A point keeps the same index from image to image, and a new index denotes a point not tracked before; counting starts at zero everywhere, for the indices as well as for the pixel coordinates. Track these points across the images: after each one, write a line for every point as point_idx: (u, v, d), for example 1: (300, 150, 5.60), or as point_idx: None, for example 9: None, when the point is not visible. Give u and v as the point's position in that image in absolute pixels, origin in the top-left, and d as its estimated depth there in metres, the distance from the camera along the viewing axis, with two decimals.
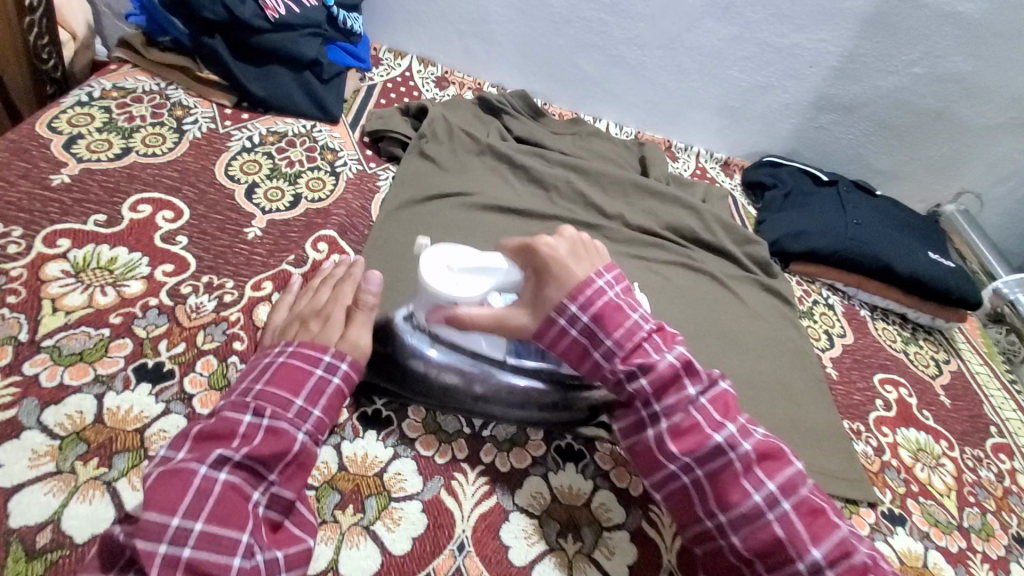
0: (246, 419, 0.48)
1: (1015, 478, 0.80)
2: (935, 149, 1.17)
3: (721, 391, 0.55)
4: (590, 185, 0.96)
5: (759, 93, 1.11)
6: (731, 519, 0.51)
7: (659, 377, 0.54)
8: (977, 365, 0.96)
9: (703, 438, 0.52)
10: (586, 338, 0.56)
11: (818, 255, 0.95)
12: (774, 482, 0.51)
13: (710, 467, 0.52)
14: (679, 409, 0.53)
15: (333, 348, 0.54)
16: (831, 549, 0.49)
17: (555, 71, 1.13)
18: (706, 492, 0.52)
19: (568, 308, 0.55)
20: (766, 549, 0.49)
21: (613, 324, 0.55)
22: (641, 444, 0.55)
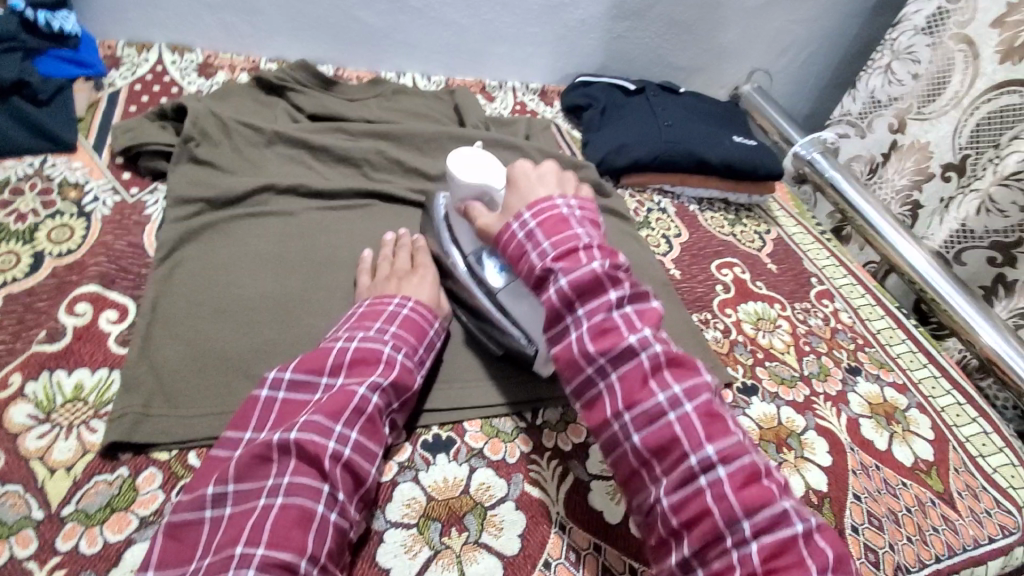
0: (361, 400, 0.53)
1: (837, 317, 0.91)
2: (722, 35, 1.23)
3: (649, 305, 0.54)
4: (405, 150, 0.88)
5: (553, 13, 1.08)
6: (637, 415, 0.50)
7: (580, 279, 0.53)
8: (792, 227, 1.06)
9: (618, 340, 0.51)
10: (526, 252, 0.56)
11: (641, 164, 0.98)
12: (678, 384, 0.51)
13: (623, 367, 0.51)
14: (599, 310, 0.53)
15: (422, 333, 0.61)
16: (723, 449, 0.48)
17: (337, 31, 1.01)
18: (617, 394, 0.51)
19: (521, 215, 0.57)
20: (660, 445, 0.49)
21: (553, 234, 0.56)
22: (565, 352, 0.53)
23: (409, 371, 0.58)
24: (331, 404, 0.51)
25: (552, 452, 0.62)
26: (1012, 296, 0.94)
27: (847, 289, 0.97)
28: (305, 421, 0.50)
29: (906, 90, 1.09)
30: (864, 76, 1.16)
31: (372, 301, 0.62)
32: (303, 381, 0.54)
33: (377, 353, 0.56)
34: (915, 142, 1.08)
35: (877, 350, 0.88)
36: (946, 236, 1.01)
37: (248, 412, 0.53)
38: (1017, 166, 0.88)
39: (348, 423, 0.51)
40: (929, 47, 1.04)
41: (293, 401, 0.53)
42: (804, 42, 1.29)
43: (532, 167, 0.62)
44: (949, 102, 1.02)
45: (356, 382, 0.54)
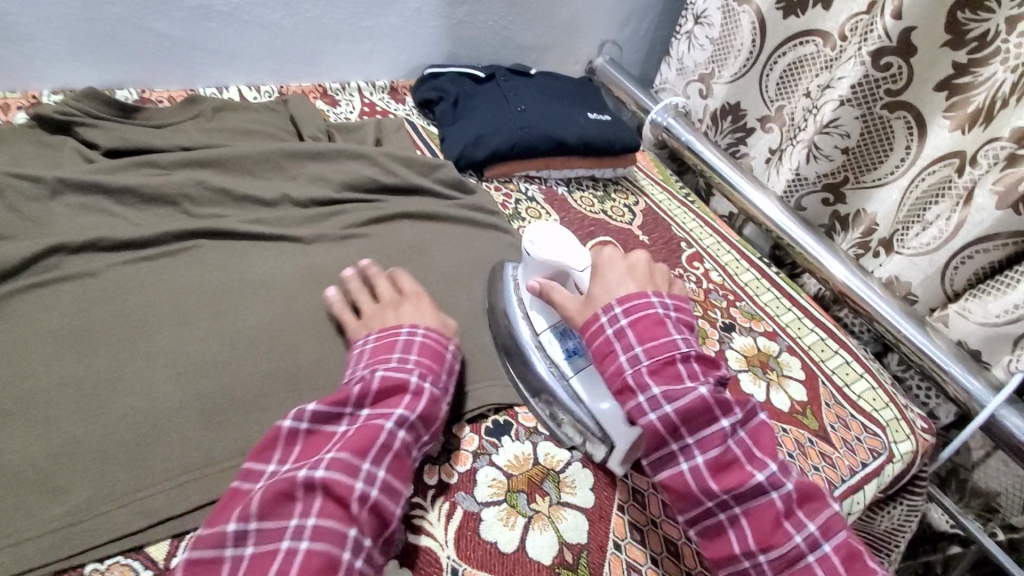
0: (387, 436, 0.50)
1: (708, 277, 0.94)
2: (566, 10, 1.21)
3: (693, 341, 0.60)
4: (232, 176, 0.78)
5: (384, 4, 1.01)
6: (710, 462, 0.54)
7: (666, 377, 0.56)
8: (658, 194, 1.08)
9: (701, 418, 0.55)
10: (614, 351, 0.58)
11: (500, 154, 0.94)
12: (735, 412, 0.56)
13: (702, 436, 0.55)
14: (681, 396, 0.55)
15: (443, 351, 0.59)
16: (783, 464, 0.55)
17: (132, 48, 0.87)
18: (703, 470, 0.54)
19: (611, 309, 0.59)
20: (740, 488, 0.53)
21: (640, 325, 0.58)
22: (630, 398, 0.56)
23: (434, 401, 0.55)
24: (355, 440, 0.48)
25: (438, 489, 0.57)
26: (848, 230, 1.02)
27: (714, 248, 1.00)
28: (330, 458, 0.47)
29: (709, 54, 1.14)
30: (675, 42, 1.21)
31: (384, 330, 0.58)
32: (326, 413, 0.51)
33: (399, 386, 0.53)
34: (726, 104, 1.15)
35: (747, 303, 0.92)
36: (784, 185, 1.07)
37: (271, 442, 0.49)
38: (834, 115, 0.93)
39: (375, 461, 0.48)
40: (719, 9, 1.09)
41: (320, 433, 0.51)
42: (646, 9, 1.31)
43: (639, 261, 0.65)
44: (747, 60, 1.08)
45: (381, 416, 0.51)
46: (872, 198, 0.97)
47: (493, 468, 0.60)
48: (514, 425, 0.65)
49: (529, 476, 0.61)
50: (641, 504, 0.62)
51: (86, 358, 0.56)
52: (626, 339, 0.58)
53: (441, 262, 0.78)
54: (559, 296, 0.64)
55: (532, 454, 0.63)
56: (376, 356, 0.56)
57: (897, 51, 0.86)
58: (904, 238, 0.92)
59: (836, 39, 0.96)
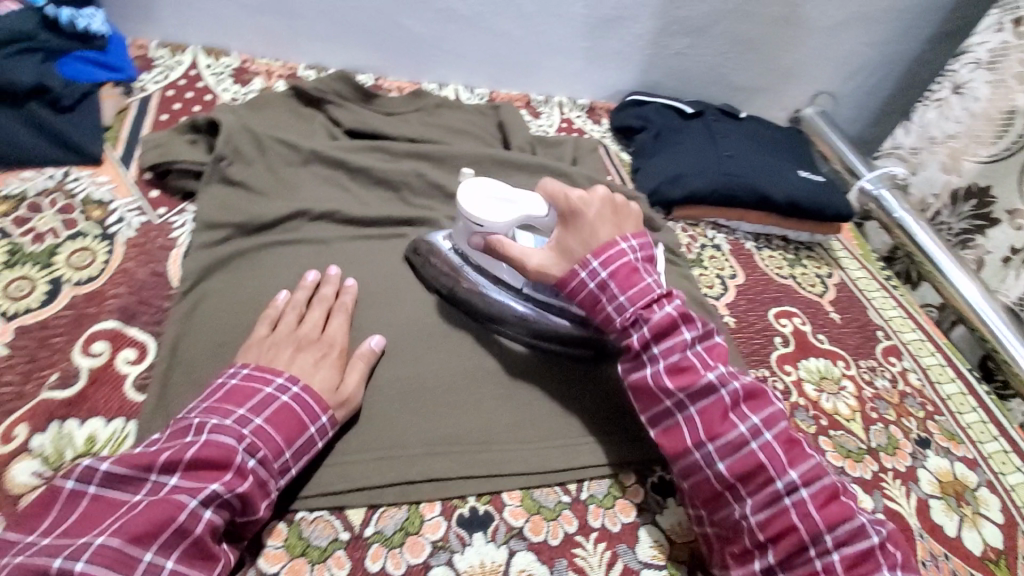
0: (189, 514, 0.42)
1: (905, 378, 0.83)
2: (789, 55, 1.14)
3: (715, 342, 0.55)
4: (444, 173, 0.82)
5: (609, 27, 1.01)
6: (691, 397, 0.52)
7: (658, 321, 0.53)
8: (856, 271, 0.98)
9: (696, 376, 0.52)
10: (600, 302, 0.55)
11: (697, 197, 0.90)
12: (757, 415, 0.52)
13: (703, 400, 0.52)
14: (675, 350, 0.53)
15: (324, 410, 0.52)
16: (807, 472, 0.49)
17: (380, 38, 0.96)
18: (697, 425, 0.52)
19: (590, 263, 0.55)
20: (746, 471, 0.50)
21: (627, 286, 0.55)
22: (642, 380, 0.54)
23: (263, 481, 0.47)
24: (141, 521, 0.40)
25: (600, 534, 0.55)
26: None
27: (915, 346, 0.89)
28: (100, 543, 0.39)
29: (963, 127, 1.02)
30: (920, 107, 1.09)
31: (251, 372, 0.51)
32: (121, 477, 0.43)
33: (227, 452, 0.45)
34: (973, 187, 1.01)
35: (947, 419, 0.80)
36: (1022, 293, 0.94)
37: (42, 507, 0.42)
38: None
39: (164, 548, 0.41)
40: (989, 83, 0.98)
41: (106, 500, 0.43)
42: (875, 66, 1.20)
43: (597, 199, 0.58)
44: (1014, 143, 0.95)
45: (191, 489, 0.43)
46: None
47: (655, 528, 0.56)
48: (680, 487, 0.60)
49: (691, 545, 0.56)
50: None
51: None
52: (607, 288, 0.55)
53: (419, 276, 0.68)
54: (513, 249, 0.60)
55: None
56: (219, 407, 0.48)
57: None
58: None
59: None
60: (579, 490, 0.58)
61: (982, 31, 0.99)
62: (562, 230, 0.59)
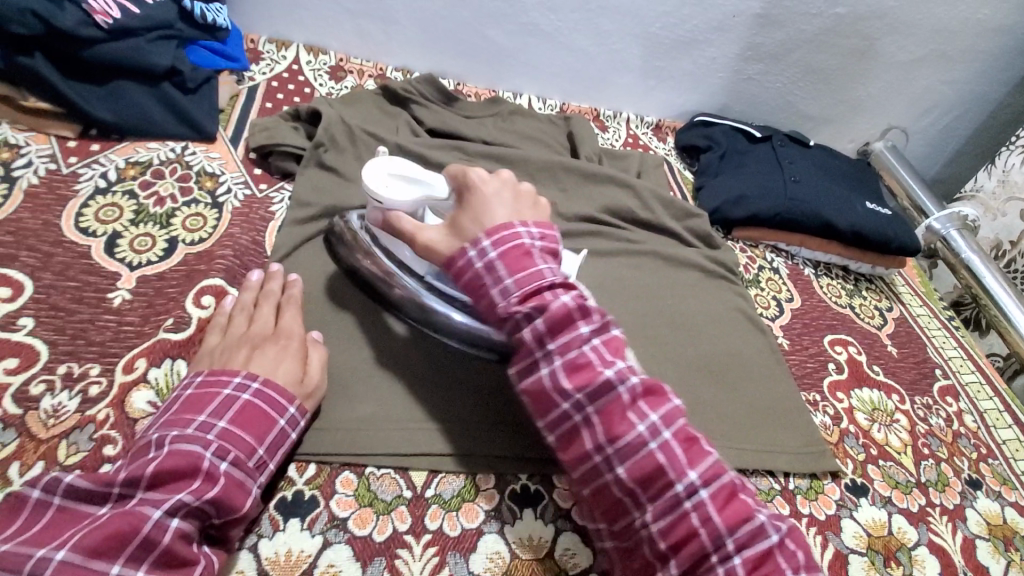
0: (153, 525, 0.41)
1: (961, 419, 0.81)
2: (862, 88, 1.14)
3: (614, 335, 0.52)
4: (515, 176, 0.87)
5: (683, 49, 1.04)
6: (590, 398, 0.48)
7: (553, 314, 0.50)
8: (917, 307, 0.97)
9: (595, 374, 0.48)
10: (485, 286, 0.52)
11: (758, 219, 0.91)
12: (655, 413, 0.48)
13: (602, 401, 0.48)
14: (572, 346, 0.50)
15: (292, 402, 0.51)
16: (705, 471, 0.47)
17: (463, 46, 1.02)
18: (597, 429, 0.48)
19: (479, 242, 0.53)
20: (646, 474, 0.47)
21: (516, 269, 0.52)
22: (535, 384, 0.50)
23: (237, 482, 0.45)
24: (102, 533, 0.39)
25: None
26: None
27: (974, 388, 0.87)
28: (61, 559, 0.38)
29: None
30: (1006, 151, 1.09)
31: (206, 378, 0.50)
32: (86, 491, 0.42)
33: (192, 459, 0.44)
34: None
35: (1002, 464, 0.78)
36: None
37: (9, 515, 0.41)
38: None
39: (133, 560, 0.40)
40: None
41: (74, 513, 0.42)
42: (951, 105, 1.18)
43: (496, 180, 0.59)
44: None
45: (156, 499, 0.42)
46: None
47: None
48: None
49: None
50: None
51: None
52: (494, 269, 0.52)
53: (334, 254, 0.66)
54: (408, 223, 0.59)
55: None
56: (180, 416, 0.47)
57: None
58: None
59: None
60: None
61: None
62: (461, 208, 0.58)
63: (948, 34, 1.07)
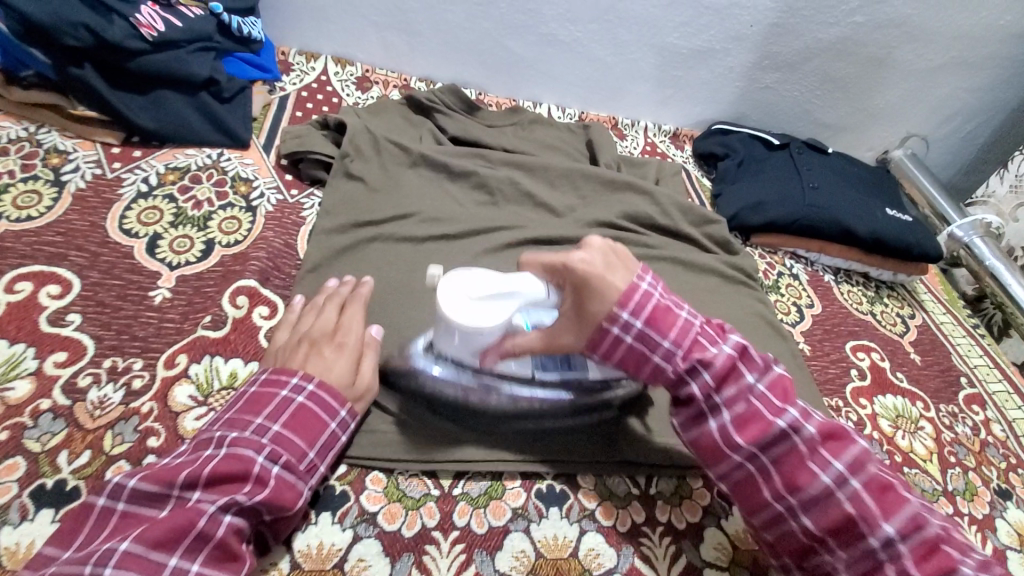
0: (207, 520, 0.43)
1: (988, 428, 0.80)
2: (881, 96, 1.14)
3: (735, 339, 0.55)
4: (536, 182, 0.89)
5: (701, 58, 1.06)
6: (762, 449, 0.50)
7: (718, 368, 0.51)
8: (940, 314, 0.96)
9: (764, 426, 0.50)
10: (646, 355, 0.52)
11: (777, 225, 0.92)
12: (794, 407, 0.50)
13: (777, 450, 0.49)
14: (738, 397, 0.51)
15: (344, 401, 0.54)
16: (851, 463, 0.48)
17: (485, 57, 1.05)
18: (775, 480, 0.49)
19: (620, 317, 0.51)
20: (835, 525, 0.47)
21: (667, 328, 0.52)
22: (705, 437, 0.52)
23: (288, 483, 0.48)
24: (163, 528, 0.42)
25: (667, 529, 0.58)
26: None
27: (1002, 397, 0.86)
28: (123, 551, 0.40)
29: None
30: (1019, 157, 1.10)
31: (268, 377, 0.52)
32: (149, 495, 0.44)
33: (247, 462, 0.46)
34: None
35: None
36: None
37: (75, 522, 0.43)
38: None
39: (188, 553, 0.42)
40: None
41: (133, 517, 0.43)
42: (971, 112, 1.18)
43: (595, 253, 0.53)
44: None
45: (211, 497, 0.44)
46: None
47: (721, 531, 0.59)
48: None
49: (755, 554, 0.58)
50: None
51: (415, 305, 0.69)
52: (643, 336, 0.52)
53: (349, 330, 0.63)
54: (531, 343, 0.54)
55: None
56: (241, 415, 0.50)
57: None
58: None
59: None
60: (648, 485, 0.61)
61: None
62: (574, 300, 0.53)
63: (969, 41, 1.07)
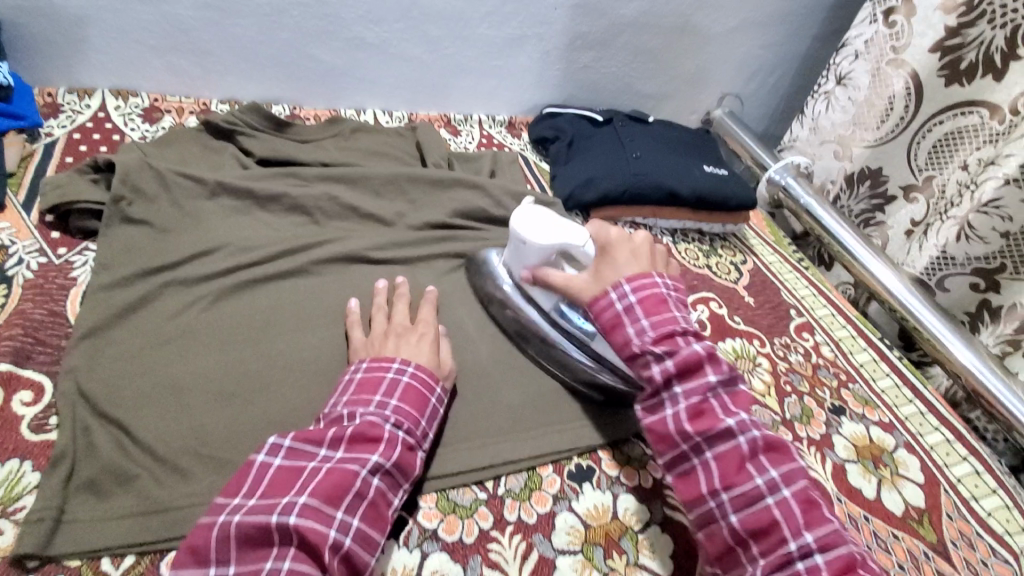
0: (365, 474, 0.50)
1: (818, 351, 0.87)
2: (690, 61, 1.21)
3: (739, 388, 0.55)
4: (360, 194, 0.84)
5: (516, 45, 1.06)
6: (708, 441, 0.52)
7: (685, 360, 0.54)
8: (768, 255, 1.04)
9: (713, 422, 0.52)
10: (622, 322, 0.57)
11: (609, 198, 0.95)
12: (775, 469, 0.51)
13: (720, 448, 0.52)
14: (697, 391, 0.53)
15: (400, 358, 0.60)
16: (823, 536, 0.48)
17: (291, 69, 0.98)
18: (714, 472, 0.52)
19: (621, 286, 0.58)
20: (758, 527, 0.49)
21: (652, 313, 0.56)
22: (659, 425, 0.54)
23: (412, 445, 0.55)
24: (328, 486, 0.48)
25: (515, 527, 0.57)
26: (997, 323, 0.94)
27: (827, 320, 0.93)
28: (301, 504, 0.47)
29: (849, 116, 1.13)
30: (812, 101, 1.21)
31: (371, 364, 0.58)
32: (301, 451, 0.51)
33: (379, 429, 0.53)
34: (866, 169, 1.11)
35: (861, 386, 0.84)
36: (927, 262, 1.02)
37: (240, 478, 0.50)
38: (994, 194, 0.90)
39: (348, 510, 0.48)
40: (869, 72, 1.08)
41: (290, 469, 0.50)
42: (773, 66, 1.28)
43: (633, 239, 0.63)
44: (896, 125, 1.05)
45: (360, 461, 0.51)
46: None
47: (572, 515, 0.59)
48: (597, 473, 0.63)
49: (607, 529, 0.59)
50: None
51: (223, 355, 0.62)
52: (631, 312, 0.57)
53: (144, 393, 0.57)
54: (555, 277, 0.65)
55: (612, 506, 0.61)
56: (359, 394, 0.56)
57: None
58: None
59: (1005, 113, 0.91)
60: (495, 486, 0.60)
61: (858, 24, 1.09)
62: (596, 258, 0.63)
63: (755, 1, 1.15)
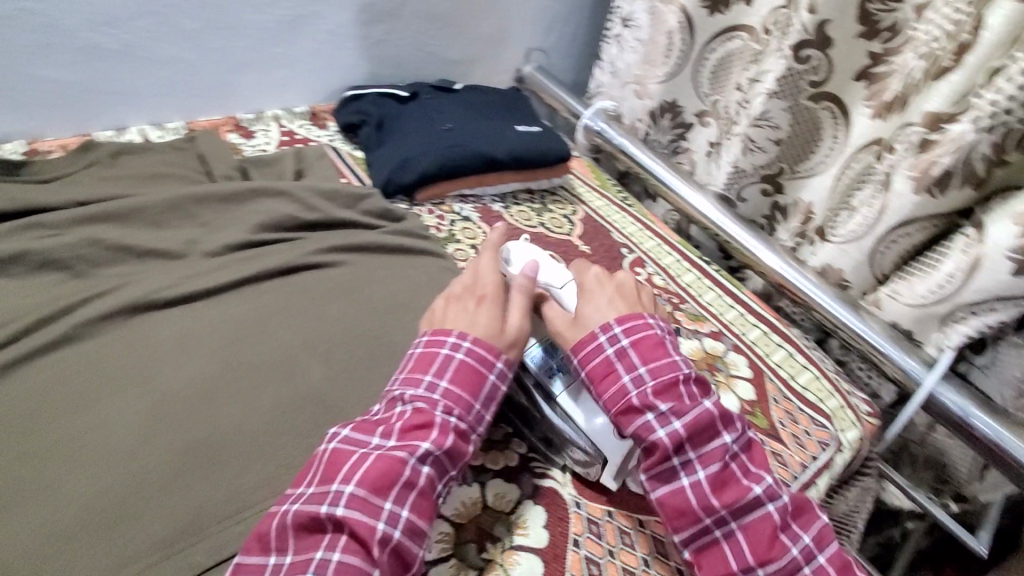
0: (417, 465, 0.52)
1: (651, 281, 0.94)
2: (487, 21, 1.19)
3: (753, 447, 0.60)
4: (137, 231, 0.72)
5: (294, 28, 0.96)
6: (735, 513, 0.55)
7: (695, 422, 0.57)
8: (596, 201, 1.08)
9: (736, 492, 0.55)
10: (618, 371, 0.60)
11: (429, 177, 0.91)
12: (807, 534, 0.56)
13: (744, 518, 0.55)
14: (714, 458, 0.57)
15: (457, 330, 0.60)
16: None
17: (13, 97, 0.80)
18: (741, 544, 0.54)
19: (613, 330, 0.62)
20: None
21: (648, 358, 0.60)
22: (678, 498, 0.56)
23: (465, 429, 0.56)
24: (377, 477, 0.50)
25: None
26: (788, 219, 1.05)
27: (654, 251, 1.00)
28: (348, 494, 0.49)
29: (639, 55, 1.18)
30: (606, 45, 1.25)
31: (432, 337, 0.60)
32: (353, 440, 0.53)
33: (428, 416, 0.54)
34: (664, 102, 1.19)
35: (691, 304, 0.92)
36: (725, 178, 1.09)
37: (307, 469, 0.53)
38: (763, 108, 0.97)
39: (398, 499, 0.50)
40: (646, 12, 1.13)
41: (343, 455, 0.52)
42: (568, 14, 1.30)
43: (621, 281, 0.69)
44: (680, 59, 1.12)
45: (411, 449, 0.52)
46: (806, 187, 1.01)
47: (441, 519, 0.58)
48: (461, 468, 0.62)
49: (478, 522, 0.59)
50: (597, 536, 0.60)
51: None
52: (627, 356, 0.60)
53: None
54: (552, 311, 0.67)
55: (481, 497, 0.60)
56: (411, 373, 0.58)
57: (816, 45, 0.90)
58: (835, 227, 0.95)
59: (759, 32, 1.01)
60: None
61: None
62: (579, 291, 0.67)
63: None
